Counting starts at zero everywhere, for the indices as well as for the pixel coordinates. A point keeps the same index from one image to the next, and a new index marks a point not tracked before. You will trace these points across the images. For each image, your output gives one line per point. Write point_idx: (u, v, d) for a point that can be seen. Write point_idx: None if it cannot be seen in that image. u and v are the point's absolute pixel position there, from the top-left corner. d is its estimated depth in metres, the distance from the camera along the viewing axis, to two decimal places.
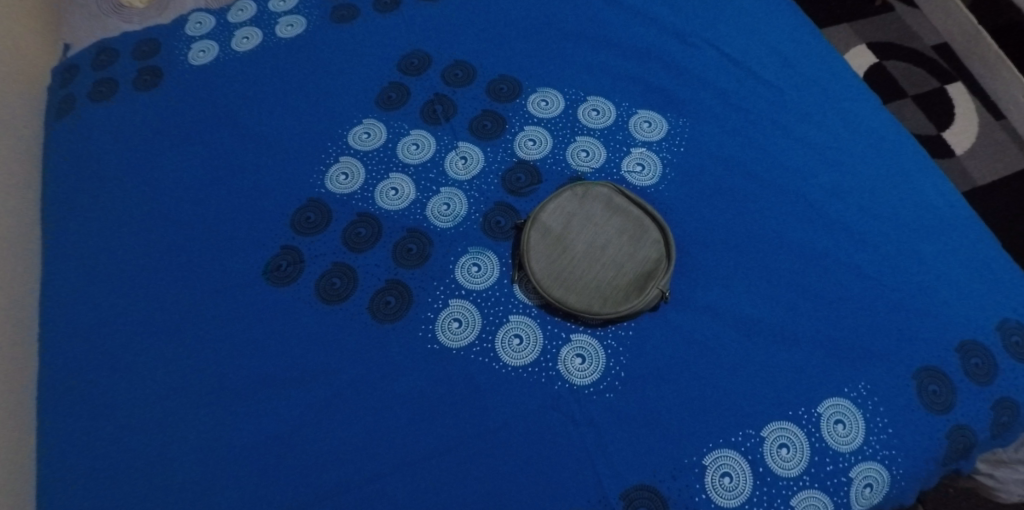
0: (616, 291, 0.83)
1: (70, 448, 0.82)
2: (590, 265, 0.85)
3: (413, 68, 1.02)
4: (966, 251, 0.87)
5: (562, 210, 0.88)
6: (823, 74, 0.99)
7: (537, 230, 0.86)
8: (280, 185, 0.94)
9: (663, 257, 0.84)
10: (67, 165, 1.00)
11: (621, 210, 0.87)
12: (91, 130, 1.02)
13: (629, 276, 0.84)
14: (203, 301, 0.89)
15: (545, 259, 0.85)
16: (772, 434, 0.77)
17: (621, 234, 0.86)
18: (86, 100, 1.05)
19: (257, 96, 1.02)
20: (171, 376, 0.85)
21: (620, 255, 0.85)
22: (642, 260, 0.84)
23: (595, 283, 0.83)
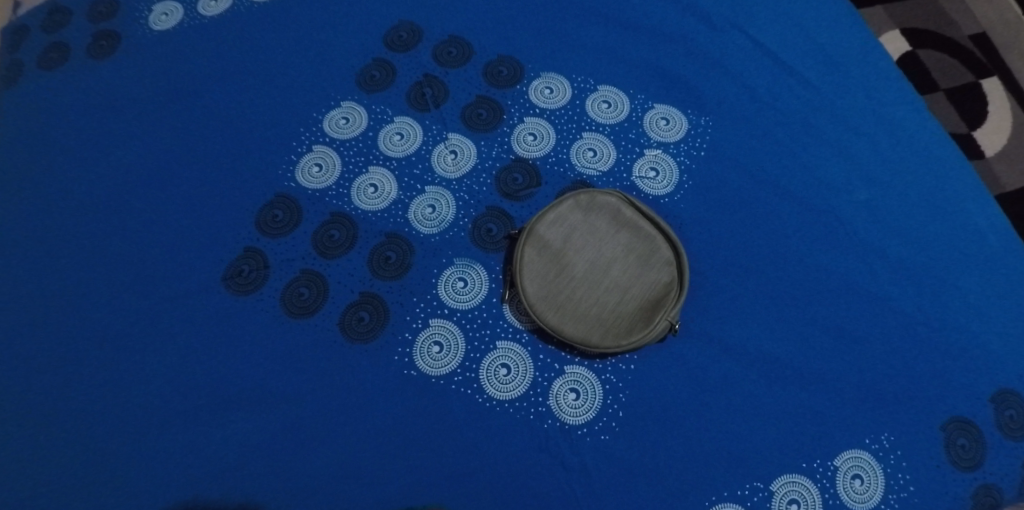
0: (619, 320, 0.73)
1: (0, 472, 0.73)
2: (591, 287, 0.75)
3: (401, 44, 0.90)
4: (1010, 286, 0.78)
5: (562, 220, 0.77)
6: (864, 73, 0.88)
7: (533, 244, 0.76)
8: (247, 175, 0.83)
9: (675, 282, 0.74)
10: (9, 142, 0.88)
11: (629, 224, 0.77)
12: (37, 103, 0.90)
13: (635, 303, 0.74)
14: (156, 307, 0.79)
15: (540, 278, 0.75)
16: (781, 488, 0.70)
17: (628, 252, 0.76)
18: (34, 67, 0.92)
19: (226, 69, 0.90)
20: (117, 393, 0.75)
21: (626, 277, 0.75)
22: (651, 285, 0.75)
23: (596, 309, 0.74)
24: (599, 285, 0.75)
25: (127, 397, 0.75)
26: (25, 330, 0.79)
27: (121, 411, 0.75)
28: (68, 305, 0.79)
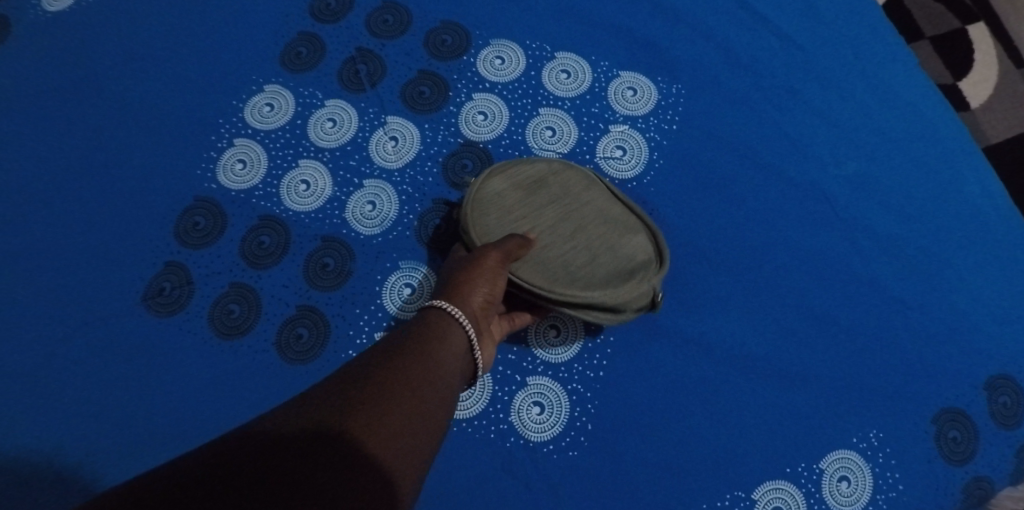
0: (589, 281, 0.64)
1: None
2: (558, 251, 0.66)
3: (329, 12, 0.79)
4: (1002, 263, 0.72)
5: (530, 180, 0.69)
6: (847, 30, 0.80)
7: (494, 200, 0.68)
8: (161, 177, 0.74)
9: (652, 258, 0.66)
10: None
11: (603, 193, 0.69)
12: None
13: (609, 269, 0.65)
14: (65, 335, 0.69)
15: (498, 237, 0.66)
16: (765, 496, 0.65)
17: (601, 220, 0.68)
18: None
19: (131, 53, 0.79)
20: (16, 436, 0.66)
21: (599, 243, 0.67)
22: (625, 256, 0.66)
23: (564, 271, 0.64)
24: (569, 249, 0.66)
25: (30, 440, 0.66)
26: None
27: (21, 456, 0.65)
28: None
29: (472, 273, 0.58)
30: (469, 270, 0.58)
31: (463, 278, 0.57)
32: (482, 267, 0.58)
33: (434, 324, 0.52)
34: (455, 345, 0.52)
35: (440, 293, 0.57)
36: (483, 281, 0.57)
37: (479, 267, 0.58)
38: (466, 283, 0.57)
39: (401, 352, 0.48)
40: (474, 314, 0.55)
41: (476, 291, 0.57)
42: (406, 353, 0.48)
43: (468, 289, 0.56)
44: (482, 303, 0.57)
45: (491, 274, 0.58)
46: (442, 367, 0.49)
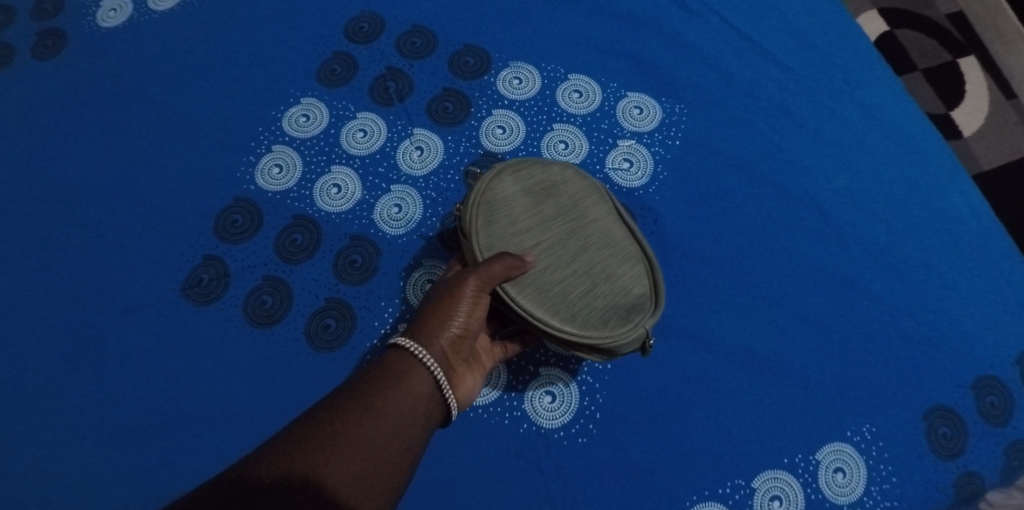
0: (583, 311, 0.63)
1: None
2: (558, 269, 0.65)
3: (362, 34, 0.87)
4: (987, 271, 0.77)
5: (538, 187, 0.68)
6: (839, 56, 0.86)
7: (496, 199, 0.66)
8: (202, 179, 0.80)
9: (649, 296, 0.65)
10: None
11: (610, 212, 0.69)
12: None
13: (608, 298, 0.64)
14: (110, 322, 0.75)
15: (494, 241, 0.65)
16: (764, 485, 0.69)
17: (608, 241, 0.67)
18: None
19: (178, 67, 0.86)
20: (64, 413, 0.71)
21: (601, 267, 0.65)
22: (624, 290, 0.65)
23: (561, 294, 0.64)
24: (569, 267, 0.65)
25: (77, 417, 0.71)
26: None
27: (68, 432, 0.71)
28: (11, 322, 0.75)
29: (443, 304, 0.58)
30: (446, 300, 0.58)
31: (432, 311, 0.58)
32: (456, 296, 0.59)
33: (392, 364, 0.55)
34: (415, 383, 0.54)
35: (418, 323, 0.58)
36: (458, 312, 0.58)
37: (457, 297, 0.58)
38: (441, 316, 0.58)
39: (355, 394, 0.52)
40: (443, 350, 0.57)
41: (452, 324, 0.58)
42: (357, 394, 0.52)
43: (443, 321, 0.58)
44: (450, 336, 0.58)
45: (466, 303, 0.59)
46: (393, 402, 0.52)
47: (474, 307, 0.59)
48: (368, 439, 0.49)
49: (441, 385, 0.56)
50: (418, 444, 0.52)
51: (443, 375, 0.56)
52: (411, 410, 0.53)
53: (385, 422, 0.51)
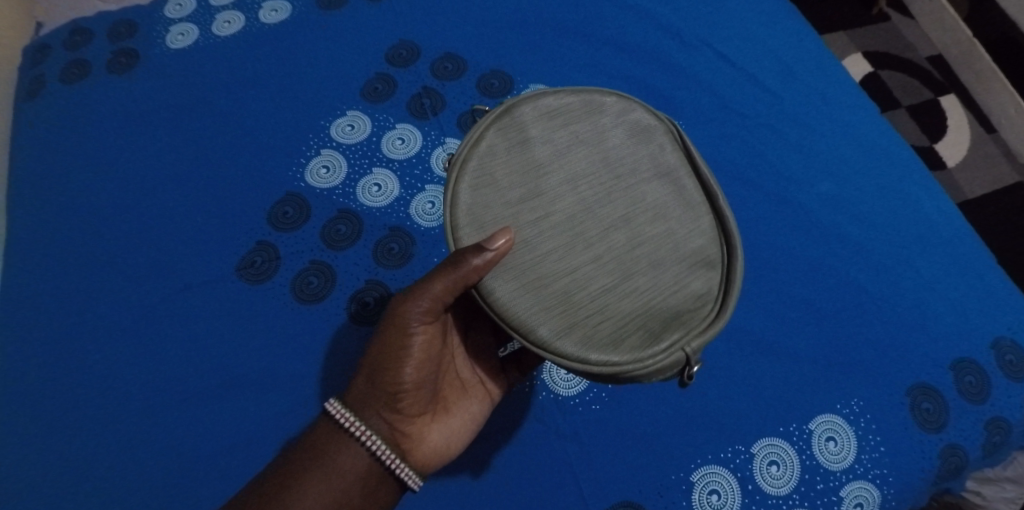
0: (605, 323, 0.60)
1: (18, 454, 0.78)
2: (575, 252, 0.61)
3: (401, 59, 0.99)
4: (962, 268, 0.84)
5: (581, 155, 0.64)
6: (823, 82, 0.97)
7: (509, 155, 0.64)
8: (257, 177, 0.90)
9: (705, 299, 0.61)
10: (32, 147, 0.94)
11: (662, 187, 0.64)
12: (60, 113, 0.96)
13: (635, 300, 0.60)
14: (173, 299, 0.84)
15: (497, 204, 0.62)
16: (762, 451, 0.75)
17: (652, 224, 0.62)
18: (58, 81, 0.99)
19: (238, 83, 0.98)
20: (132, 379, 0.81)
21: (634, 258, 0.61)
22: (671, 292, 0.61)
23: (573, 283, 0.60)
24: (589, 251, 0.61)
25: (145, 381, 0.80)
26: (43, 322, 0.84)
27: (135, 393, 0.80)
28: (84, 298, 0.85)
29: (377, 367, 0.63)
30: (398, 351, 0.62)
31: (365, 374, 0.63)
32: (393, 349, 0.62)
33: (315, 441, 0.62)
34: (345, 456, 0.61)
35: (373, 376, 0.63)
36: (409, 364, 0.62)
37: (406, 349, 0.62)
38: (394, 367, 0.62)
39: (277, 477, 0.60)
40: (384, 413, 0.63)
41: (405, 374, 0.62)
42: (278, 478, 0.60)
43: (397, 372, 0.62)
44: (387, 401, 0.62)
45: (406, 356, 0.62)
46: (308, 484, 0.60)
47: (412, 361, 0.62)
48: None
49: (382, 456, 0.62)
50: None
51: (380, 444, 0.62)
52: (333, 486, 0.60)
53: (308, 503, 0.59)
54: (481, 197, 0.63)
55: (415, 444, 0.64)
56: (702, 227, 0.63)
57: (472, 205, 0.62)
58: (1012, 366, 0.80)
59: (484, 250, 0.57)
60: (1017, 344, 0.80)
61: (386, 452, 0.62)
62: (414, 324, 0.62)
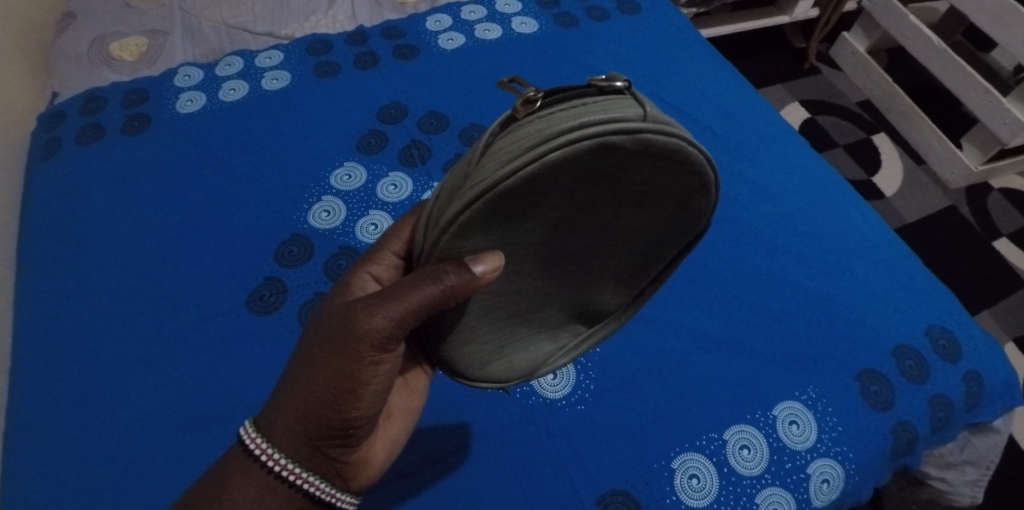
0: (490, 345, 0.70)
1: (31, 474, 0.83)
2: (527, 283, 0.66)
3: (391, 117, 1.13)
4: (895, 269, 0.96)
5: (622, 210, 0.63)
6: (757, 119, 1.12)
7: (587, 174, 0.58)
8: (265, 222, 1.02)
9: (563, 355, 0.76)
10: (51, 199, 1.04)
11: (633, 265, 0.70)
12: (76, 170, 1.07)
13: (528, 333, 0.72)
14: (189, 329, 0.93)
15: (520, 213, 0.59)
16: (733, 436, 0.83)
17: (595, 285, 0.71)
18: (74, 142, 1.10)
19: (243, 142, 1.10)
20: (147, 402, 0.87)
21: (555, 302, 0.70)
22: (546, 338, 0.74)
23: (496, 310, 0.67)
24: (537, 287, 0.67)
25: (161, 404, 0.87)
26: (59, 352, 0.91)
27: (149, 416, 0.86)
28: (101, 331, 0.93)
29: (315, 403, 0.63)
30: (347, 379, 0.63)
31: (298, 409, 0.63)
32: (346, 380, 0.63)
33: (231, 474, 0.64)
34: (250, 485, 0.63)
35: (315, 398, 0.63)
36: (358, 396, 0.63)
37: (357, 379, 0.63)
38: (342, 397, 0.63)
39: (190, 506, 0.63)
40: (313, 442, 0.64)
41: (353, 405, 0.63)
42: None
43: (346, 402, 0.63)
44: (323, 438, 0.64)
45: (358, 388, 0.63)
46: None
47: (363, 399, 0.64)
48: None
49: (318, 494, 0.65)
50: None
51: (317, 485, 0.64)
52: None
53: None
54: (515, 202, 0.58)
55: (355, 471, 0.68)
56: (623, 301, 0.75)
57: (500, 201, 0.57)
58: (945, 349, 0.90)
59: (465, 273, 0.59)
60: (947, 330, 0.91)
61: (322, 491, 0.64)
62: (369, 355, 0.62)
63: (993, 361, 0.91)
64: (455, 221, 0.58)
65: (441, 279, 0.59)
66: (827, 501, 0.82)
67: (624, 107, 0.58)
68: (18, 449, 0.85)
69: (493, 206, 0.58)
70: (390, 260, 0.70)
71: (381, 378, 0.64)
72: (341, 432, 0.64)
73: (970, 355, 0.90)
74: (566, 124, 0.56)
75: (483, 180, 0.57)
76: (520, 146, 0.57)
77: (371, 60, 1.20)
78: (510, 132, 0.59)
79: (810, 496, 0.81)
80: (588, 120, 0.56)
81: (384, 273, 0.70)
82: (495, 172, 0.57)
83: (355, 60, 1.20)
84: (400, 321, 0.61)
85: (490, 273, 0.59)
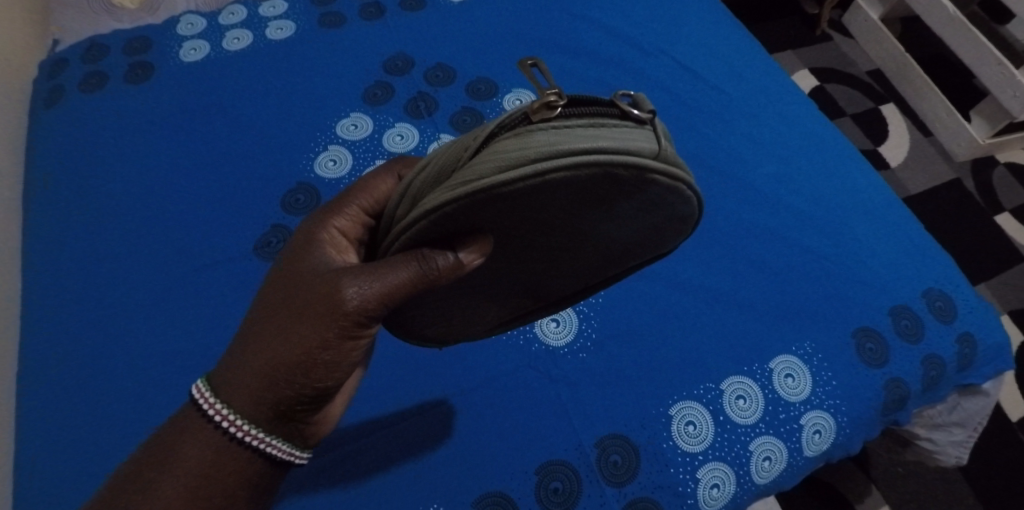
0: (433, 314, 0.71)
1: (40, 410, 0.85)
2: (490, 268, 0.66)
3: (397, 69, 1.12)
4: (896, 231, 0.97)
5: (594, 228, 0.62)
6: (765, 80, 1.12)
7: (582, 195, 0.56)
8: (271, 170, 1.03)
9: (502, 322, 0.79)
10: (54, 145, 1.05)
11: (591, 267, 0.70)
12: (79, 116, 1.07)
13: (479, 308, 0.73)
14: (196, 273, 0.95)
15: (504, 216, 0.57)
16: (730, 387, 0.85)
17: (553, 277, 0.71)
18: (76, 89, 1.10)
19: (247, 91, 1.10)
20: (155, 341, 0.90)
21: (507, 290, 0.71)
22: (493, 314, 0.76)
23: (454, 289, 0.67)
24: (498, 273, 0.67)
25: (169, 344, 0.90)
26: (65, 294, 0.93)
27: (157, 355, 0.89)
28: (107, 274, 0.94)
29: (284, 370, 0.59)
30: (321, 353, 0.60)
31: (263, 374, 0.60)
32: (320, 356, 0.60)
33: (184, 432, 0.60)
34: (198, 438, 0.60)
35: (284, 368, 0.59)
36: (330, 369, 0.61)
37: (331, 352, 0.60)
38: (314, 368, 0.60)
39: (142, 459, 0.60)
40: (276, 412, 0.60)
41: (324, 379, 0.61)
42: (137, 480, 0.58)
43: (316, 375, 0.60)
44: (289, 403, 0.60)
45: (331, 364, 0.61)
46: (181, 483, 0.58)
47: (339, 369, 0.61)
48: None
49: (276, 454, 0.61)
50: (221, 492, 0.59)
51: (279, 447, 0.61)
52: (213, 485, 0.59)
53: (172, 481, 0.59)
54: (501, 204, 0.55)
55: (316, 431, 0.65)
56: (574, 287, 0.76)
57: (492, 205, 0.55)
58: (941, 310, 0.92)
59: (455, 259, 0.59)
60: (944, 292, 0.93)
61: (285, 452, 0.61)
62: (351, 331, 0.60)
63: (987, 324, 0.93)
64: (437, 211, 0.55)
65: (433, 263, 0.58)
66: (818, 451, 0.85)
67: (640, 138, 0.56)
68: (28, 386, 0.87)
69: (479, 206, 0.55)
70: (356, 216, 0.67)
71: (353, 353, 0.62)
72: (310, 399, 0.61)
73: (965, 317, 0.92)
74: (579, 144, 0.53)
75: (477, 178, 0.53)
76: (524, 152, 0.53)
77: (377, 11, 1.20)
78: (519, 133, 0.54)
79: (802, 446, 0.84)
80: (603, 146, 0.54)
81: (348, 228, 0.66)
82: (491, 172, 0.53)
83: (360, 11, 1.19)
84: (383, 301, 0.59)
85: (475, 259, 0.59)
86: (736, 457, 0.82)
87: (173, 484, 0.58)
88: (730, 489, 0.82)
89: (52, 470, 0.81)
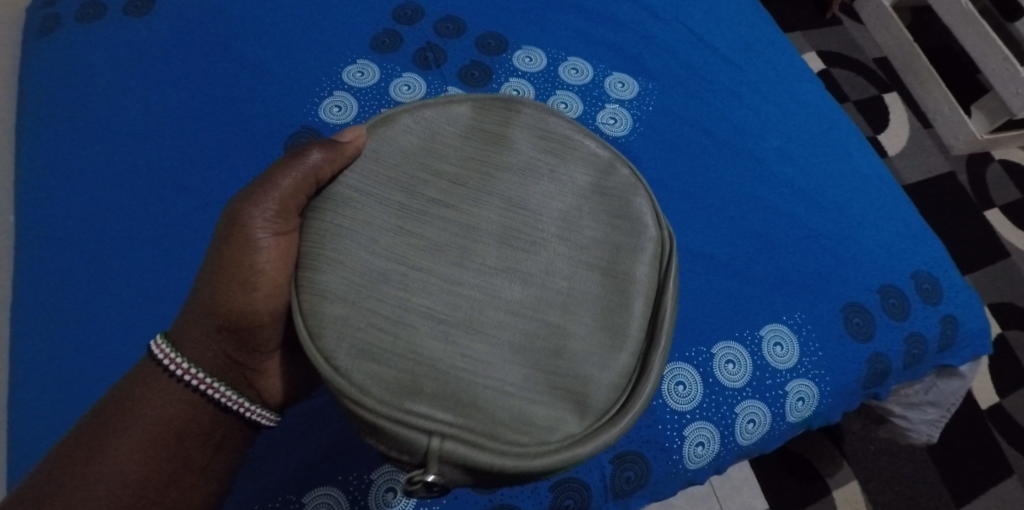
0: (405, 375, 0.60)
1: (40, 335, 0.87)
2: (455, 272, 0.65)
3: (406, 18, 1.11)
4: (892, 214, 0.99)
5: (513, 183, 0.70)
6: (777, 56, 1.13)
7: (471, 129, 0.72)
8: (276, 112, 1.03)
9: (524, 446, 0.59)
10: (51, 76, 1.03)
11: (590, 292, 0.67)
12: (77, 47, 1.06)
13: (490, 394, 0.61)
14: (198, 212, 0.96)
15: (411, 153, 0.70)
16: (721, 351, 0.88)
17: (552, 317, 0.65)
18: (73, 20, 1.08)
19: (252, 31, 1.09)
20: (157, 277, 0.91)
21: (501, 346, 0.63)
22: (501, 412, 0.61)
23: (412, 306, 0.63)
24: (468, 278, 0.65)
25: (170, 279, 0.91)
26: (65, 226, 0.93)
27: (160, 289, 0.91)
28: (109, 207, 0.95)
29: (218, 308, 0.69)
30: (240, 266, 0.68)
31: (204, 316, 0.69)
32: (240, 270, 0.68)
33: (150, 382, 0.68)
34: (161, 387, 0.68)
35: (219, 298, 0.69)
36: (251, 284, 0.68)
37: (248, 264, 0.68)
38: (238, 289, 0.68)
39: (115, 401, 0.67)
40: (222, 349, 0.70)
41: (252, 300, 0.68)
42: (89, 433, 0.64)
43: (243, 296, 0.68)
44: (226, 338, 0.69)
45: (252, 280, 0.68)
46: (141, 427, 0.66)
47: (260, 289, 0.68)
48: (118, 476, 0.63)
49: (225, 402, 0.69)
50: (179, 433, 0.67)
51: (226, 394, 0.69)
52: (165, 437, 0.66)
53: (137, 419, 0.66)
54: (417, 130, 0.71)
55: (266, 386, 0.73)
56: (613, 373, 0.64)
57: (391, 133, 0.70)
58: (927, 293, 0.94)
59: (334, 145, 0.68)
60: (932, 275, 0.95)
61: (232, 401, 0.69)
62: (261, 234, 0.67)
63: (969, 310, 0.96)
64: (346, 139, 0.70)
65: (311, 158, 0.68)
66: (800, 418, 0.88)
67: None
68: (25, 313, 0.88)
69: (404, 131, 0.71)
70: None
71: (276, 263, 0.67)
72: (243, 327, 0.69)
73: (951, 301, 0.95)
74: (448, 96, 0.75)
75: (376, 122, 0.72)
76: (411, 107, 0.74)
77: None
78: None
79: (785, 411, 0.87)
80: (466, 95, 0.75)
81: None
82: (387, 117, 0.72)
83: None
84: (280, 199, 0.68)
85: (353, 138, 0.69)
86: (721, 418, 0.85)
87: (138, 423, 0.66)
88: (714, 448, 0.85)
89: (46, 399, 0.83)
